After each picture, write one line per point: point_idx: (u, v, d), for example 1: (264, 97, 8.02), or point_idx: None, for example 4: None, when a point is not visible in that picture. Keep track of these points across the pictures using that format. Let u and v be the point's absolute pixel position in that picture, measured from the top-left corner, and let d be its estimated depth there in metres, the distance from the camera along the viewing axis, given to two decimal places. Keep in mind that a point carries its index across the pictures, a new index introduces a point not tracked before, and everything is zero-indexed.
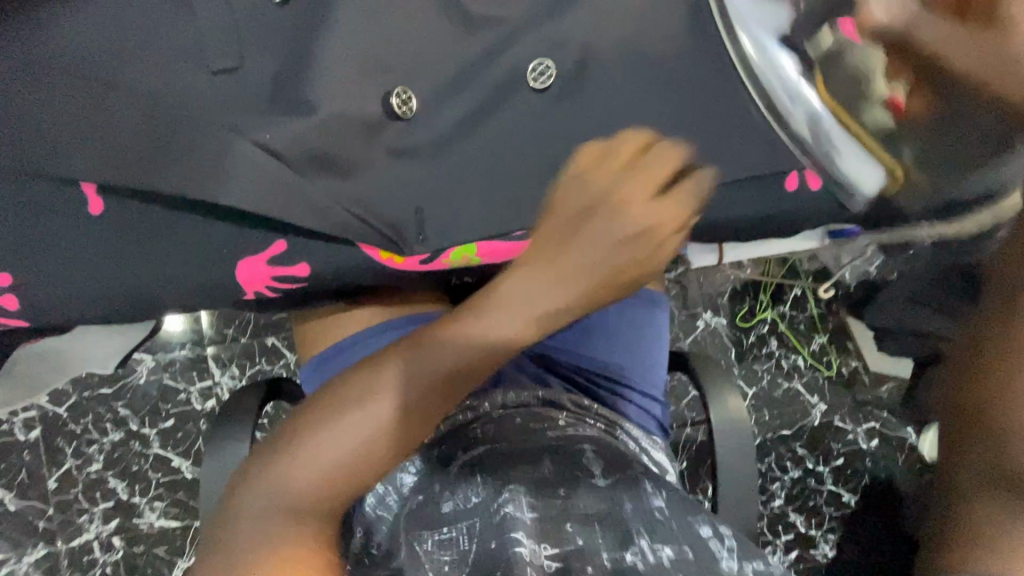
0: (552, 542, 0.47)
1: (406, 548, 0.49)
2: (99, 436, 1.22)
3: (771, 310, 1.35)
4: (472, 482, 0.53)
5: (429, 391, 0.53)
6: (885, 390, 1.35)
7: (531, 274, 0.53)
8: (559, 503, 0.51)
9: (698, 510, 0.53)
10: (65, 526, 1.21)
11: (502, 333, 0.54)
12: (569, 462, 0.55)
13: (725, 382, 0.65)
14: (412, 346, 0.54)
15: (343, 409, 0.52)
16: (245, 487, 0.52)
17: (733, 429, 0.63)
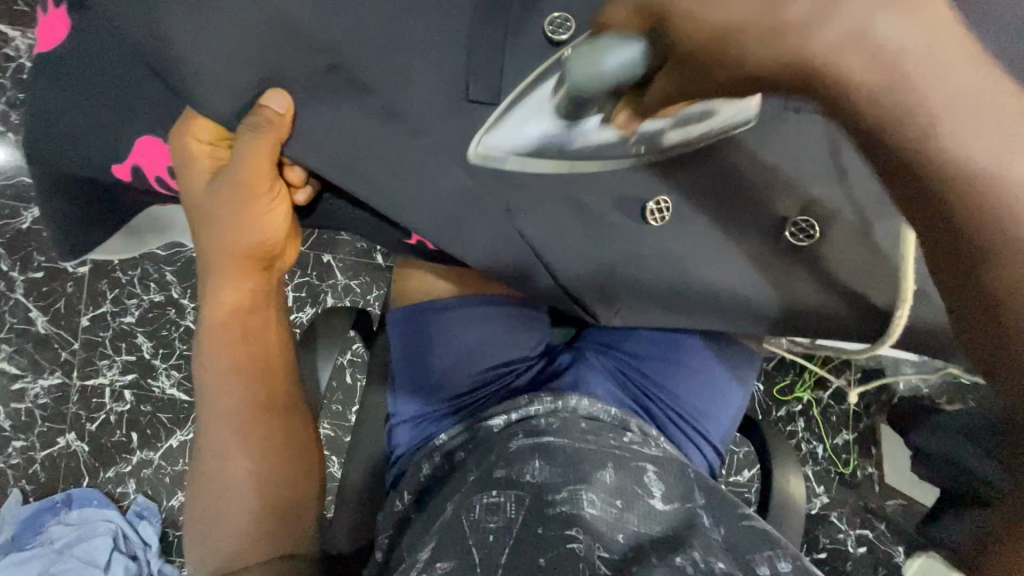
0: (607, 546, 0.46)
1: (455, 510, 0.51)
2: (140, 293, 1.24)
3: (811, 391, 1.33)
4: (530, 463, 0.53)
5: (227, 329, 0.55)
6: (892, 505, 1.31)
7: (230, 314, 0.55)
8: (614, 512, 0.49)
9: (772, 539, 0.49)
10: (85, 364, 1.25)
11: (219, 300, 0.54)
12: (630, 472, 0.53)
13: (792, 456, 0.64)
14: (211, 391, 0.56)
15: (228, 374, 0.55)
16: (201, 470, 0.56)
17: (786, 505, 0.62)
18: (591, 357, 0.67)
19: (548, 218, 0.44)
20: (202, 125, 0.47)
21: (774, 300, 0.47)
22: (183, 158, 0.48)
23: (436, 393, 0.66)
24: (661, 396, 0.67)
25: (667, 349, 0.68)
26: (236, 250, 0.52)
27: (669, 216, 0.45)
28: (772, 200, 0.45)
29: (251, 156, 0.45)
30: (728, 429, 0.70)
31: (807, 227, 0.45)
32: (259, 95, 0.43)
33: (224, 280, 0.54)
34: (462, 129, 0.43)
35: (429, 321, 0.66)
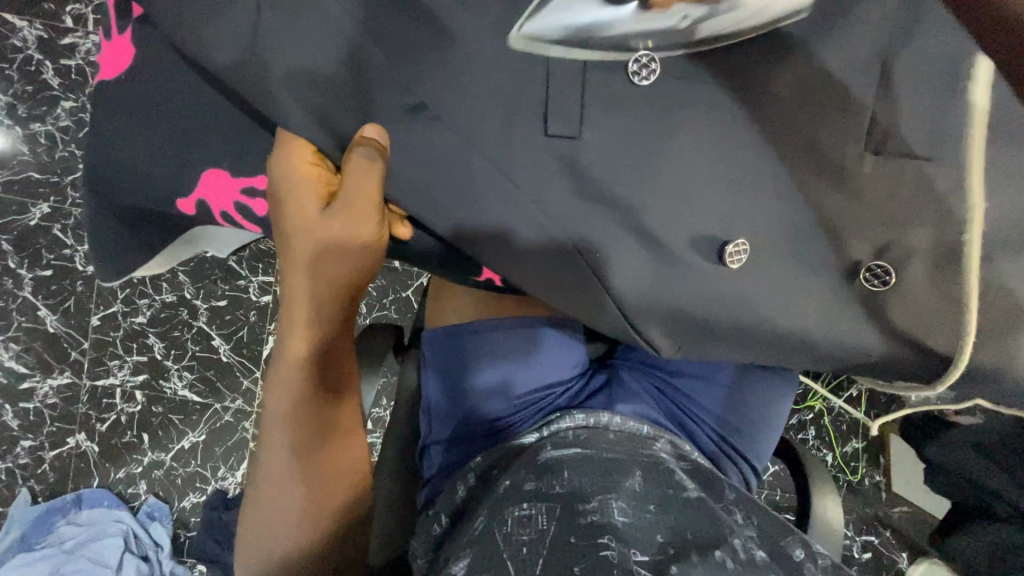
0: (645, 550, 0.43)
1: (487, 526, 0.49)
2: (152, 293, 1.22)
3: (823, 400, 1.33)
4: (560, 475, 0.52)
5: (303, 362, 0.52)
6: (898, 512, 1.33)
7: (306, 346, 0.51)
8: (647, 518, 0.47)
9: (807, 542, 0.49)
10: (95, 364, 1.23)
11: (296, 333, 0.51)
12: (659, 479, 0.52)
13: (829, 481, 0.64)
14: (277, 423, 0.53)
15: (299, 407, 0.53)
16: (258, 499, 0.54)
17: (822, 528, 0.63)
18: (626, 376, 0.66)
19: (617, 251, 0.43)
20: (306, 147, 0.43)
21: (838, 338, 0.46)
22: (281, 181, 0.44)
23: (472, 413, 0.65)
24: (698, 414, 0.66)
25: (702, 371, 0.67)
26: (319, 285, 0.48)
27: (745, 257, 0.43)
28: (846, 238, 0.44)
29: (359, 193, 0.42)
30: (764, 451, 0.69)
31: (882, 272, 0.44)
32: (364, 125, 0.41)
33: (301, 312, 0.50)
34: (533, 159, 0.41)
35: (468, 339, 0.66)
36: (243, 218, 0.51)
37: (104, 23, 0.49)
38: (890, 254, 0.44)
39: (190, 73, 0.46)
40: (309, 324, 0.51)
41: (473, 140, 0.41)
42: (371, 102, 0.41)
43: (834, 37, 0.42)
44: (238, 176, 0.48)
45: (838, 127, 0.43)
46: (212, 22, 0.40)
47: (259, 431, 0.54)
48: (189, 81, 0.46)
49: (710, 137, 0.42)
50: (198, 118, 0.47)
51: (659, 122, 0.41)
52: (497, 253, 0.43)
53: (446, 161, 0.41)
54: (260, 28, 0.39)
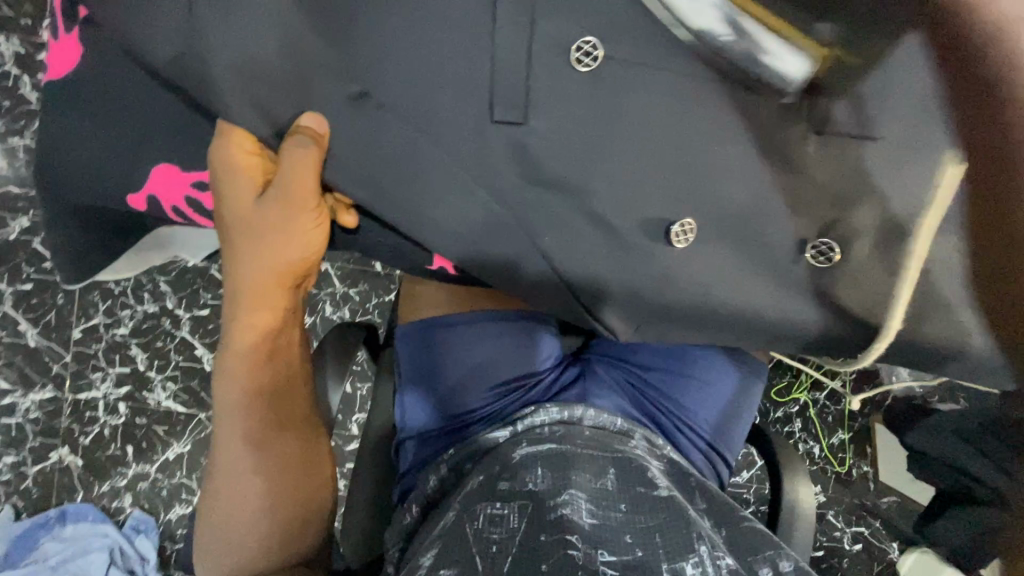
0: (613, 551, 0.45)
1: (460, 519, 0.50)
2: (133, 303, 1.22)
3: (807, 392, 1.34)
4: (534, 471, 0.52)
5: (253, 351, 0.52)
6: (886, 502, 1.33)
7: (256, 335, 0.52)
8: (616, 517, 0.48)
9: (772, 539, 0.50)
10: (78, 377, 1.22)
11: (243, 322, 0.51)
12: (629, 478, 0.52)
13: (801, 466, 0.65)
14: (230, 412, 0.54)
15: (252, 396, 0.53)
16: (216, 489, 0.55)
17: (794, 514, 0.63)
18: (600, 370, 0.65)
19: (571, 238, 0.44)
20: (245, 137, 0.44)
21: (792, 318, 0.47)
22: (222, 172, 0.45)
23: (442, 407, 0.65)
24: (674, 408, 0.65)
25: (676, 362, 0.66)
26: (263, 275, 0.49)
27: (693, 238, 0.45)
28: (794, 219, 0.45)
29: (291, 181, 0.43)
30: (739, 439, 0.68)
31: (828, 248, 0.45)
32: (298, 115, 0.42)
33: (250, 302, 0.51)
34: (485, 150, 0.42)
35: (439, 335, 0.66)
36: (195, 212, 0.51)
37: (54, 25, 0.50)
38: (834, 234, 0.45)
39: (144, 73, 0.46)
40: (256, 312, 0.51)
41: (424, 132, 0.42)
42: (325, 97, 0.42)
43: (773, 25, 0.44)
44: (188, 171, 0.48)
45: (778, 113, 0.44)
46: (166, 24, 0.40)
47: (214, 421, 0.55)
48: (144, 82, 0.46)
49: (659, 125, 0.43)
50: (155, 118, 0.47)
51: (607, 110, 0.42)
52: (450, 243, 0.44)
53: (399, 154, 0.42)
54: (212, 28, 0.40)
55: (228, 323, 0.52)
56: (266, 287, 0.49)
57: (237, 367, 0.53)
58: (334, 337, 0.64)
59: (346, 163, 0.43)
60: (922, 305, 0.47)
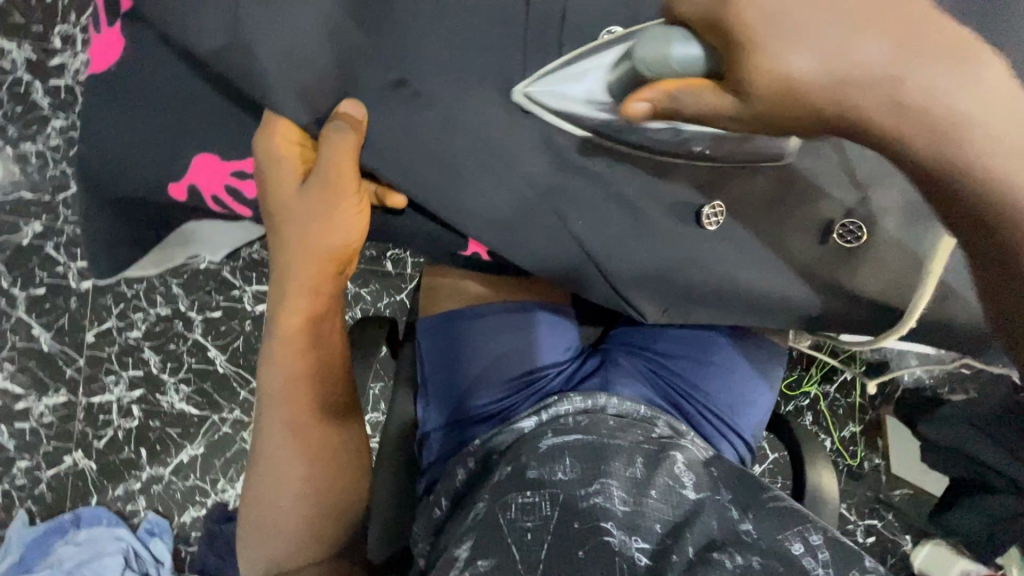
0: (643, 537, 0.46)
1: (490, 510, 0.50)
2: (146, 306, 1.22)
3: (818, 385, 1.34)
4: (562, 461, 0.52)
5: (294, 338, 0.54)
6: (898, 494, 1.33)
7: (297, 322, 0.54)
8: (646, 505, 0.48)
9: (802, 514, 0.50)
10: (91, 381, 1.23)
11: (285, 310, 0.53)
12: (658, 466, 0.52)
13: (822, 452, 0.65)
14: (271, 396, 0.56)
15: (292, 382, 0.55)
16: (258, 471, 0.57)
17: (819, 500, 0.63)
18: (622, 359, 0.65)
19: (600, 222, 0.45)
20: (289, 126, 0.44)
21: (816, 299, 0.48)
22: (266, 162, 0.46)
23: (466, 399, 0.65)
24: (698, 395, 0.65)
25: (698, 350, 0.66)
26: (306, 265, 0.51)
27: (722, 218, 0.46)
28: (818, 202, 0.46)
29: (334, 172, 0.44)
30: (758, 426, 0.68)
31: (852, 228, 0.46)
32: (341, 102, 0.43)
33: (292, 290, 0.52)
34: (515, 137, 0.43)
35: (463, 326, 0.66)
36: (234, 201, 0.52)
37: (94, 23, 0.51)
38: (857, 215, 0.46)
39: (176, 68, 0.47)
40: (297, 300, 0.53)
41: (457, 119, 0.42)
42: (359, 89, 0.43)
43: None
44: (229, 160, 0.49)
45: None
46: (205, 17, 0.41)
47: (257, 405, 0.57)
48: (176, 77, 0.47)
49: None
50: (188, 113, 0.48)
51: None
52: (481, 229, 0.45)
53: (432, 140, 0.43)
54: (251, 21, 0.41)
55: (270, 311, 0.54)
56: (308, 276, 0.51)
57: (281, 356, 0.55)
58: (362, 327, 0.66)
59: (379, 150, 0.44)
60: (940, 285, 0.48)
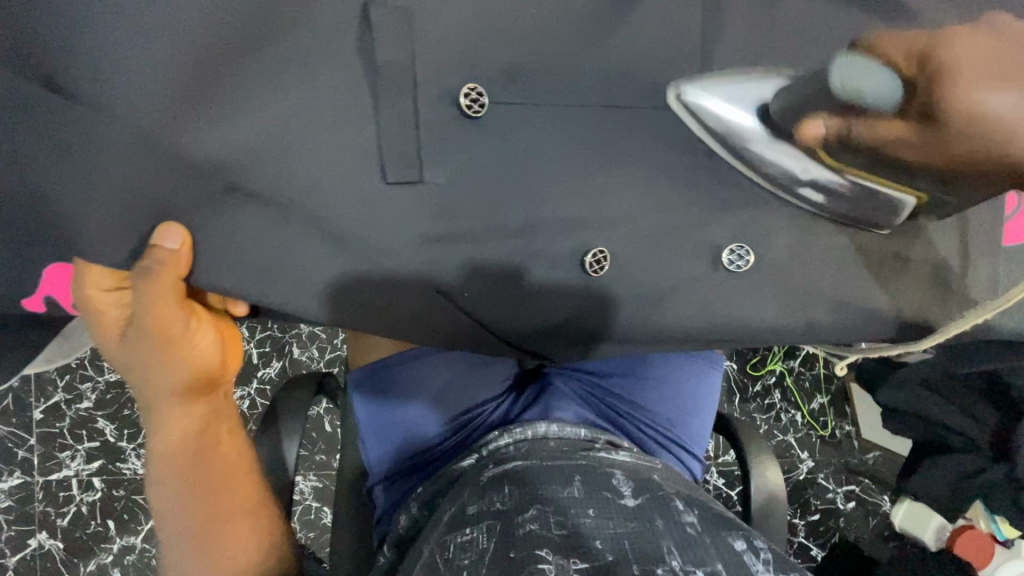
0: (583, 554, 0.42)
1: (430, 556, 0.48)
2: (93, 375, 1.19)
3: (782, 362, 1.33)
4: (501, 491, 0.51)
5: (178, 449, 0.53)
6: (870, 457, 1.32)
7: (176, 434, 0.53)
8: (583, 524, 0.46)
9: (742, 525, 0.49)
10: (45, 459, 1.18)
11: (161, 428, 0.53)
12: (596, 484, 0.51)
13: (766, 448, 0.66)
14: (170, 525, 0.52)
15: (188, 498, 0.53)
16: None
17: (768, 495, 0.64)
18: (559, 383, 0.66)
19: (504, 263, 0.48)
20: (98, 276, 0.47)
21: (716, 312, 0.51)
22: (85, 313, 0.49)
23: (407, 444, 0.64)
24: (636, 412, 0.67)
25: (631, 368, 0.68)
26: (163, 391, 0.52)
27: (608, 261, 0.49)
28: (699, 225, 0.50)
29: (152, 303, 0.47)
30: (702, 433, 0.69)
31: (741, 255, 0.50)
32: (151, 232, 0.44)
33: (160, 406, 0.53)
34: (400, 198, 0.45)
35: (395, 377, 0.65)
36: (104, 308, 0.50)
37: None
38: (738, 237, 0.50)
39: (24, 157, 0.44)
40: (169, 413, 0.53)
41: (352, 186, 0.45)
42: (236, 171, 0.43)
43: (662, 40, 0.47)
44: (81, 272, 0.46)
45: (674, 123, 0.48)
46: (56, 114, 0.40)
47: (160, 541, 0.53)
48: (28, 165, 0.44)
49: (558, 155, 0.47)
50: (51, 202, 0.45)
51: (518, 142, 0.46)
52: (382, 297, 0.48)
53: (328, 209, 0.45)
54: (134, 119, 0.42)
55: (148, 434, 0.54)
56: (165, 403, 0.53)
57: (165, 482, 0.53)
58: (302, 381, 0.67)
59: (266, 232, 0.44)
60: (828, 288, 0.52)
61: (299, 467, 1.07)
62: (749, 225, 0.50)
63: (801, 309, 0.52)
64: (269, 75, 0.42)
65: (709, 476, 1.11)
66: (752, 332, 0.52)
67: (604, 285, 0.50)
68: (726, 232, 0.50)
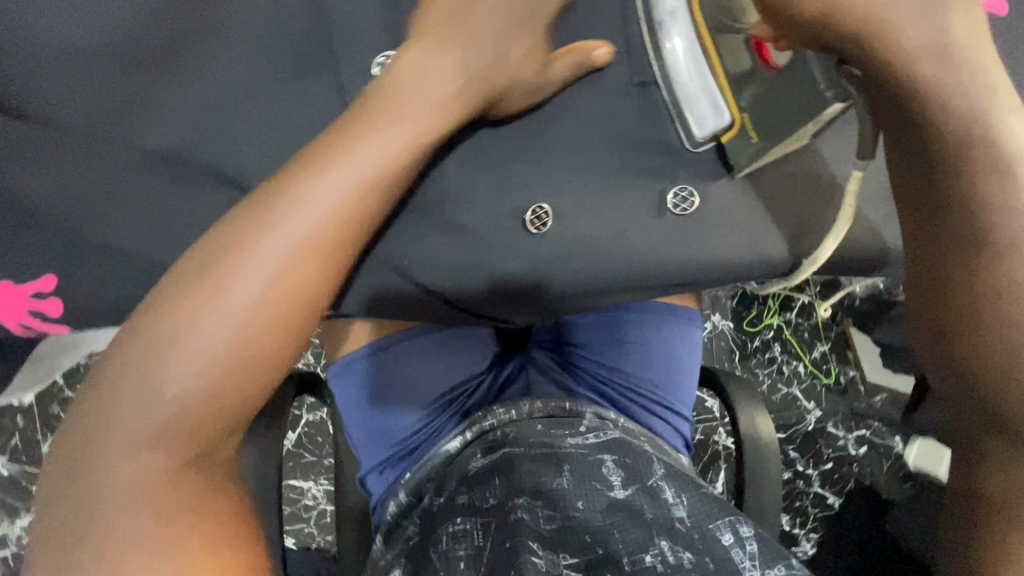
0: (571, 552, 0.44)
1: (423, 553, 0.48)
2: None
3: (777, 315, 1.31)
4: (492, 484, 0.51)
5: (314, 266, 0.39)
6: (878, 400, 1.30)
7: (305, 238, 0.39)
8: (574, 517, 0.47)
9: (733, 507, 0.50)
10: None
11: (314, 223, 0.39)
12: (586, 472, 0.51)
13: (754, 397, 0.65)
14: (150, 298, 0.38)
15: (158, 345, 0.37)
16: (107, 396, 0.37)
17: (761, 444, 0.64)
18: (539, 357, 0.66)
19: (455, 229, 0.48)
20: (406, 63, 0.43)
21: (682, 258, 0.50)
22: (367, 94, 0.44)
23: (390, 433, 0.64)
24: (620, 377, 0.66)
25: (610, 333, 0.68)
26: (337, 196, 0.39)
27: (553, 219, 0.49)
28: (647, 178, 0.50)
29: (386, 166, 0.41)
30: (689, 391, 0.69)
31: (690, 200, 0.50)
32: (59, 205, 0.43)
33: (338, 203, 0.39)
34: None
35: (374, 367, 0.65)
36: (42, 323, 0.49)
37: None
38: (691, 184, 0.51)
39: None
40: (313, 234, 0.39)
41: None
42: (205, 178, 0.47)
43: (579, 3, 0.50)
44: (22, 283, 0.47)
45: (608, 82, 0.50)
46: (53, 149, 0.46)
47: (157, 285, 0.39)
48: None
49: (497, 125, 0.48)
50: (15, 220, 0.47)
51: None
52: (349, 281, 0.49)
53: None
54: (106, 140, 0.46)
55: (243, 228, 0.39)
56: (301, 244, 0.39)
57: (115, 364, 0.37)
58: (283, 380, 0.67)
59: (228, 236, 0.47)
60: (795, 224, 0.52)
61: (306, 475, 1.08)
62: (692, 169, 0.51)
63: (769, 245, 0.51)
64: (219, 83, 0.46)
65: (714, 437, 1.11)
66: (723, 276, 0.52)
67: (564, 246, 0.49)
68: (673, 177, 0.50)
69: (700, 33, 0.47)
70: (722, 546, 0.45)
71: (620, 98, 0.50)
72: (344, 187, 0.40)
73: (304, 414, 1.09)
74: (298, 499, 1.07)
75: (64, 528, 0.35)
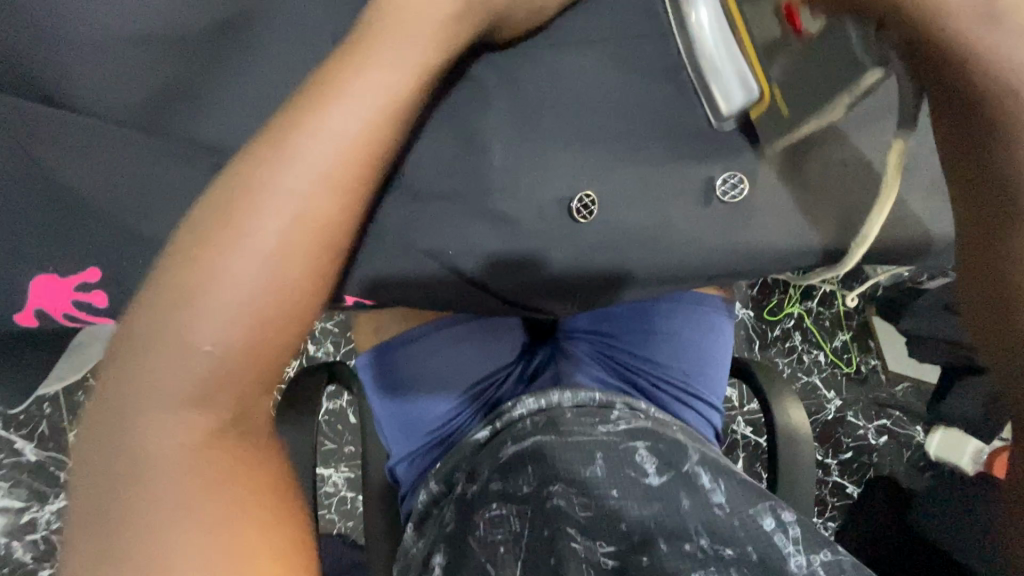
0: (610, 539, 0.45)
1: (463, 540, 0.49)
2: None
3: (799, 304, 1.29)
4: (524, 472, 0.50)
5: (341, 199, 0.35)
6: (900, 389, 1.28)
7: (330, 162, 0.34)
8: (609, 505, 0.46)
9: (766, 494, 0.49)
10: None
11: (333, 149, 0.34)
12: (619, 459, 0.49)
13: (787, 388, 0.65)
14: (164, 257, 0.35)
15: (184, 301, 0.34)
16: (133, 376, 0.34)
17: (795, 434, 0.63)
18: (568, 346, 0.66)
19: (490, 215, 0.47)
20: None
21: (722, 246, 0.50)
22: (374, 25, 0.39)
23: (419, 423, 0.64)
24: (651, 367, 0.66)
25: (641, 322, 0.67)
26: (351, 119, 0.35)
27: (595, 210, 0.48)
28: (688, 164, 0.49)
29: (393, 100, 0.36)
30: (720, 382, 0.68)
31: (734, 187, 0.49)
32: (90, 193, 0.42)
33: (352, 130, 0.35)
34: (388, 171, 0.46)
35: (407, 358, 0.65)
36: (85, 316, 0.50)
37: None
38: (733, 171, 0.49)
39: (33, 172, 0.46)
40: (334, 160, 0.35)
41: None
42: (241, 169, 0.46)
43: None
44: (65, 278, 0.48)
45: (647, 70, 0.49)
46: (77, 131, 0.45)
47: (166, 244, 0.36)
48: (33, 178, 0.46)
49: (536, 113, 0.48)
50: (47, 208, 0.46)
51: (488, 95, 0.47)
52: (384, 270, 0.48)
53: None
54: (142, 126, 0.46)
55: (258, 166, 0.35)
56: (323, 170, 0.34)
57: (137, 326, 0.34)
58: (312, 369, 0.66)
59: None
60: (837, 212, 0.50)
61: (329, 461, 1.09)
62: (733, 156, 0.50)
63: (809, 235, 0.50)
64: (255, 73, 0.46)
65: (736, 426, 1.10)
66: (763, 264, 0.51)
67: (602, 234, 0.49)
68: (712, 163, 0.49)
69: (728, 8, 0.45)
70: (761, 536, 0.45)
71: (659, 86, 0.49)
72: (362, 119, 0.35)
73: (326, 402, 1.10)
74: (320, 485, 1.08)
75: (105, 524, 0.32)
